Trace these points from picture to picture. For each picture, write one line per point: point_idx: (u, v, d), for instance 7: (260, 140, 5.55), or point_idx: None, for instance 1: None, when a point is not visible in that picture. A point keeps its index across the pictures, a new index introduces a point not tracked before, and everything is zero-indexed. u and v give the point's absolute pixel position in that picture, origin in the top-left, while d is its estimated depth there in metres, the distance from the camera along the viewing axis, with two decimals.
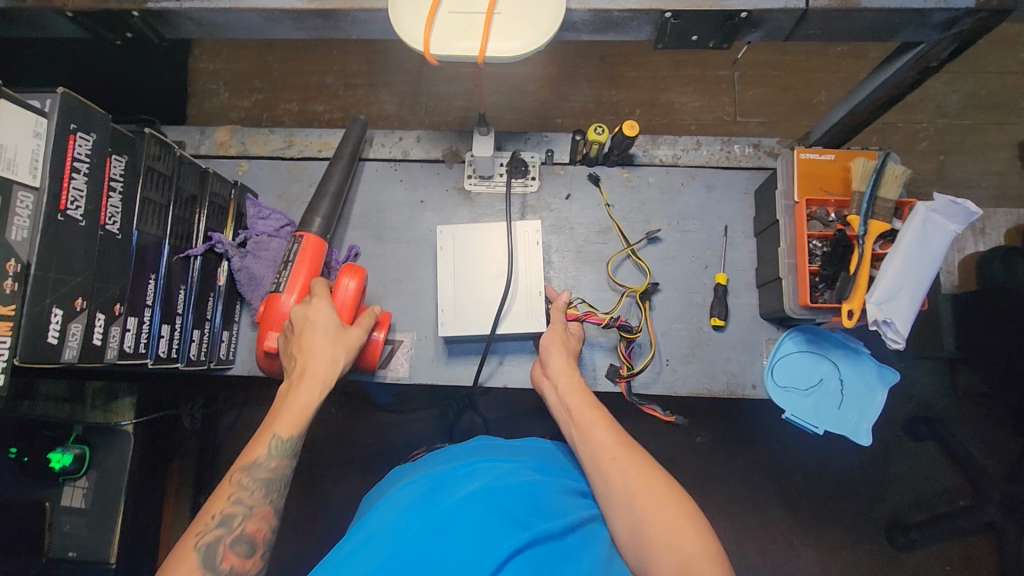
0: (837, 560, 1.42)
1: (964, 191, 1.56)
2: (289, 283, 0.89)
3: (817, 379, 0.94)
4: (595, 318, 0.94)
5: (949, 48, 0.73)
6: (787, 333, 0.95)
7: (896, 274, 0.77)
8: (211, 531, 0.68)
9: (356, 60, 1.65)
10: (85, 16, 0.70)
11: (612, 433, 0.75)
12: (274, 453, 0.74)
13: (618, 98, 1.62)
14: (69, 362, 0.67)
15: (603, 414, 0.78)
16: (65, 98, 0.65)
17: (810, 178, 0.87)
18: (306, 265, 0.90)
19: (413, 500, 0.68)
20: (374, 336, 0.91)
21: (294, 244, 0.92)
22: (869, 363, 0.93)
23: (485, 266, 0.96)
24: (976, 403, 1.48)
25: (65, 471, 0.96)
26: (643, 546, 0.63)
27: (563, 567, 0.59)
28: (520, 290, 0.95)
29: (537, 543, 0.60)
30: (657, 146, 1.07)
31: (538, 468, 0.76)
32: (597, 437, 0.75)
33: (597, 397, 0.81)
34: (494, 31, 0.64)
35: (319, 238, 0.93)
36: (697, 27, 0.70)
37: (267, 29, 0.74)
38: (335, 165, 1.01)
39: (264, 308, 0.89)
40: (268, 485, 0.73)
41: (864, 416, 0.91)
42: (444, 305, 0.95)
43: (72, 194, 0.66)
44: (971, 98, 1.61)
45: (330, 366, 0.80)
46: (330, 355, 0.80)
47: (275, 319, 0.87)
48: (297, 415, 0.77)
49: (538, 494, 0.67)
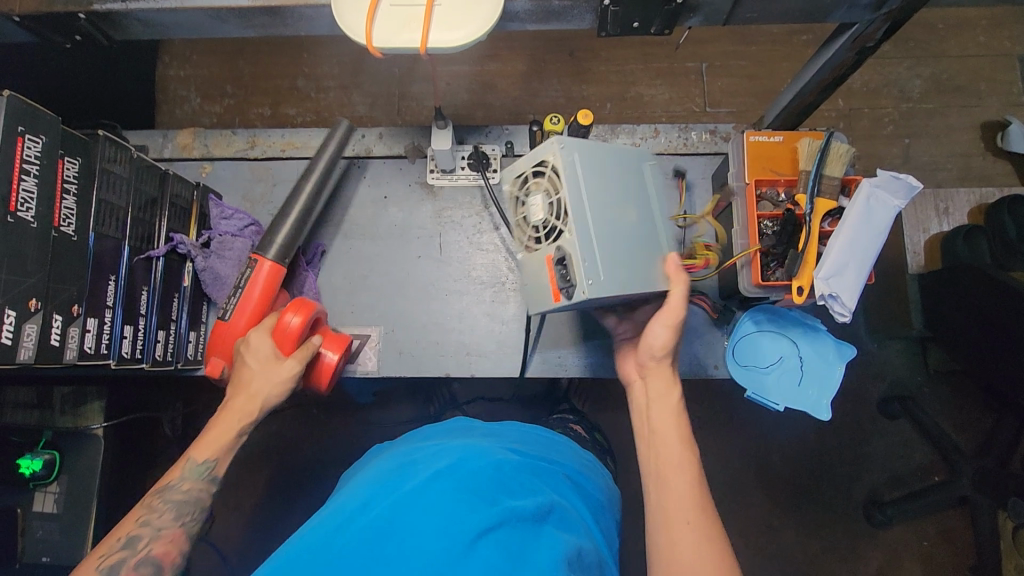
0: (816, 538, 1.45)
1: (929, 173, 1.60)
2: (236, 309, 0.90)
3: (776, 357, 0.96)
4: (698, 265, 0.95)
5: (884, 27, 0.76)
6: (746, 314, 0.97)
7: (842, 249, 0.79)
8: (115, 553, 0.69)
9: (326, 62, 1.66)
10: (31, 20, 0.71)
11: (690, 488, 0.71)
12: (187, 480, 0.77)
13: (588, 93, 1.64)
14: (24, 363, 0.68)
15: (690, 454, 0.75)
16: (11, 100, 0.65)
17: (759, 160, 0.89)
18: (259, 291, 0.91)
19: (382, 478, 0.67)
20: (330, 357, 0.90)
21: (247, 268, 0.91)
22: (827, 340, 0.95)
23: (601, 208, 0.76)
24: (949, 381, 1.50)
25: (35, 476, 0.96)
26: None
27: (533, 544, 0.57)
28: (595, 245, 0.73)
29: (505, 524, 0.58)
30: (616, 135, 1.09)
31: (514, 449, 0.74)
32: (675, 481, 0.72)
33: (690, 429, 0.77)
34: (435, 21, 0.66)
35: (276, 264, 0.92)
36: (638, 13, 0.72)
37: (215, 27, 0.75)
38: (305, 180, 0.96)
39: (214, 331, 0.92)
40: (177, 513, 0.74)
41: (824, 392, 0.93)
42: (590, 257, 0.72)
43: (22, 196, 0.67)
44: (933, 82, 1.64)
45: (257, 394, 0.82)
46: (262, 382, 0.83)
47: (224, 343, 0.90)
48: (218, 438, 0.80)
49: (509, 470, 0.67)
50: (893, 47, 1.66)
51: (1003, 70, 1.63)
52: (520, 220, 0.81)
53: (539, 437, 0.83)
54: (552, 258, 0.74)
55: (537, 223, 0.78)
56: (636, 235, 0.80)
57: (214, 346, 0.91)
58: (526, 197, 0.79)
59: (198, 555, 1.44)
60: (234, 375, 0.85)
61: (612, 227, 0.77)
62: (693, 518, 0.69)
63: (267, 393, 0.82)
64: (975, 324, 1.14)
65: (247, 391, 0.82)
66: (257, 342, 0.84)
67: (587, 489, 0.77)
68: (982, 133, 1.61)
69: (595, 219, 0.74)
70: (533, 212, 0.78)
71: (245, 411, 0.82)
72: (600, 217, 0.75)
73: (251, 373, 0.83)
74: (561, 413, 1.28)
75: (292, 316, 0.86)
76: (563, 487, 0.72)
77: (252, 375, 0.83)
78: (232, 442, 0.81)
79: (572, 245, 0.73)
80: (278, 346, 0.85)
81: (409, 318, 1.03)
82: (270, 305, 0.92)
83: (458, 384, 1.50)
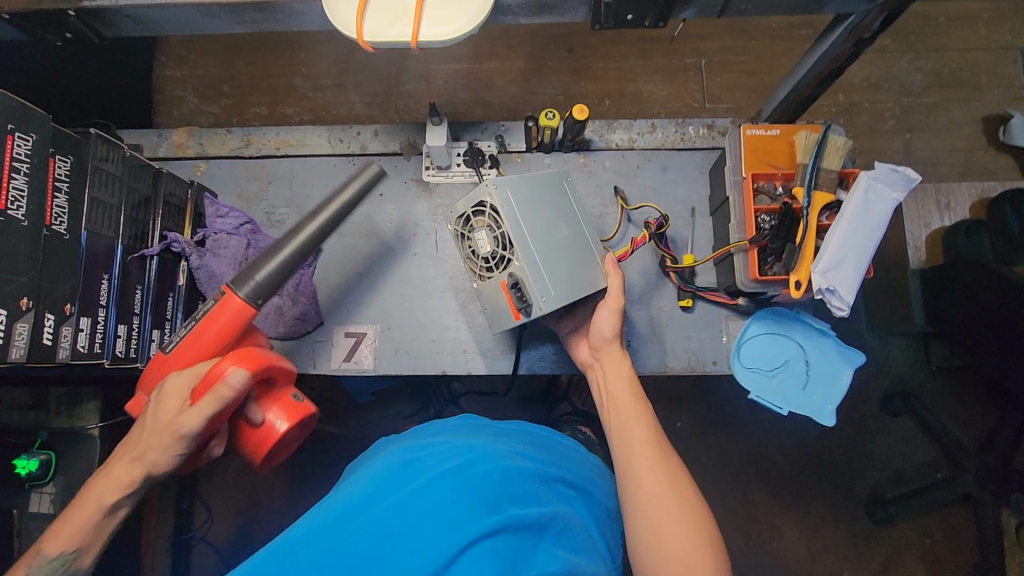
0: (818, 536, 1.44)
1: (930, 168, 1.59)
2: (180, 344, 0.81)
3: (782, 361, 0.96)
4: (641, 241, 0.98)
5: (880, 18, 0.75)
6: (753, 317, 0.97)
7: (840, 242, 0.79)
8: None
9: (323, 61, 1.65)
10: (21, 17, 0.71)
11: (648, 433, 0.81)
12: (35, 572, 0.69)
13: (586, 90, 1.63)
14: (16, 361, 0.67)
15: (644, 409, 0.84)
16: (0, 98, 0.65)
17: (756, 153, 0.88)
18: (217, 330, 0.80)
19: (384, 472, 0.66)
20: (277, 424, 0.79)
21: (212, 301, 0.81)
22: (833, 346, 0.96)
23: (543, 229, 0.86)
24: (951, 377, 1.49)
25: (31, 477, 0.97)
26: (653, 548, 0.69)
27: (527, 559, 0.57)
28: (540, 260, 0.84)
29: (501, 533, 0.57)
30: (613, 130, 1.08)
31: (524, 454, 0.73)
32: (632, 432, 0.81)
33: (642, 390, 0.87)
34: (426, 15, 0.65)
35: (245, 305, 0.80)
36: (632, 6, 0.71)
37: (205, 23, 0.75)
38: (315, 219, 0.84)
39: (154, 359, 0.84)
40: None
41: (829, 397, 0.94)
42: (538, 273, 0.83)
43: (12, 194, 0.66)
44: (934, 76, 1.62)
45: (143, 456, 0.72)
46: (146, 450, 0.72)
47: (155, 377, 0.82)
48: (94, 498, 0.72)
49: (515, 476, 0.66)
50: (893, 42, 1.64)
51: (1005, 63, 1.62)
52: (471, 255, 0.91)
53: (547, 440, 0.83)
54: (506, 284, 0.85)
55: (485, 255, 0.88)
56: (575, 247, 0.90)
57: (147, 376, 0.83)
58: (471, 232, 0.89)
59: (198, 556, 1.44)
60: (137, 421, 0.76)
61: (552, 245, 0.86)
62: (652, 454, 0.78)
63: (154, 456, 0.72)
64: (976, 320, 1.13)
65: (128, 461, 0.73)
66: (167, 388, 0.74)
67: (591, 496, 0.76)
68: (984, 127, 1.60)
69: (537, 241, 0.85)
70: (482, 246, 0.87)
71: (130, 469, 0.73)
72: (539, 238, 0.85)
73: (141, 438, 0.73)
74: (570, 415, 1.29)
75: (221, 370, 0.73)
76: (565, 495, 0.71)
77: (141, 441, 0.73)
78: (93, 525, 0.72)
79: (522, 271, 0.83)
80: (189, 401, 0.73)
81: (406, 314, 1.03)
82: (222, 351, 0.81)
83: (458, 384, 1.49)
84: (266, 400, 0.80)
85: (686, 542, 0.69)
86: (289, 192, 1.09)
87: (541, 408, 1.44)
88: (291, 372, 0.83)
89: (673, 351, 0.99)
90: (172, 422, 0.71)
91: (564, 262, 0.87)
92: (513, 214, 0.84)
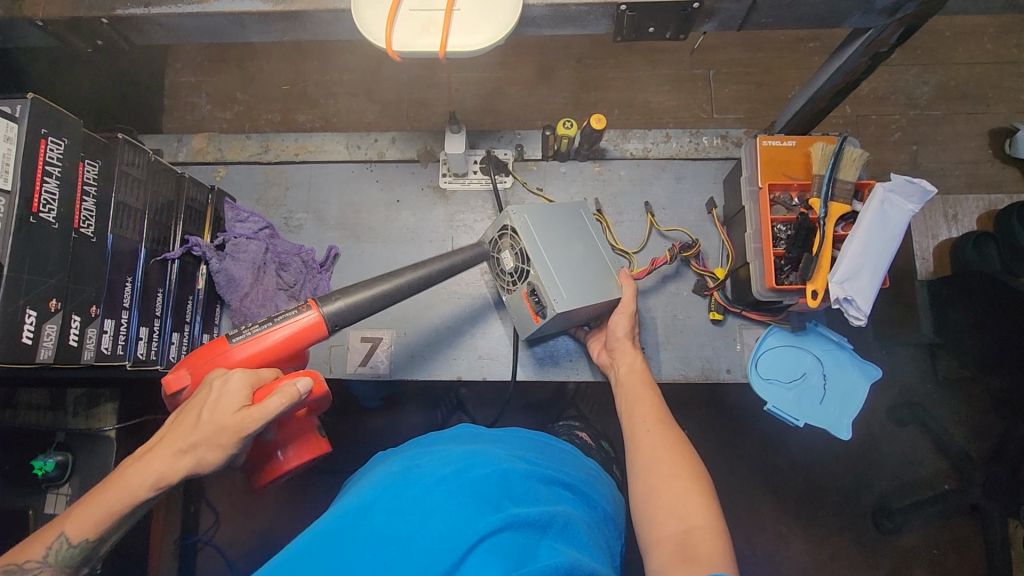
0: (826, 546, 1.43)
1: (937, 180, 1.60)
2: (251, 340, 0.78)
3: (799, 373, 0.97)
4: (661, 261, 0.99)
5: (896, 33, 0.77)
6: (770, 329, 0.99)
7: (857, 252, 0.80)
8: None
9: (336, 69, 1.67)
10: (55, 24, 0.73)
11: (654, 410, 0.85)
12: (56, 557, 0.64)
13: (596, 99, 1.64)
14: (44, 362, 0.68)
15: (651, 393, 0.88)
16: (36, 103, 0.66)
17: (771, 164, 0.90)
18: (280, 339, 0.79)
19: (388, 478, 0.66)
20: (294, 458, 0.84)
21: (295, 309, 0.81)
22: (851, 359, 0.97)
23: (560, 241, 0.89)
24: (958, 388, 1.49)
25: (47, 478, 0.97)
26: (652, 504, 0.72)
27: (534, 551, 0.57)
28: (555, 267, 0.86)
29: (503, 532, 0.58)
30: (627, 140, 1.09)
31: (524, 458, 0.74)
32: (640, 410, 0.86)
33: (653, 378, 0.90)
34: (454, 26, 0.66)
35: (320, 322, 0.80)
36: (653, 18, 0.72)
37: (234, 33, 0.76)
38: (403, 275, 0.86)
39: (213, 343, 0.79)
40: (60, 569, 0.64)
41: (844, 410, 0.95)
42: (556, 280, 0.85)
43: (45, 197, 0.67)
44: (941, 90, 1.64)
45: (192, 449, 0.64)
46: (197, 439, 0.64)
47: (208, 364, 0.77)
48: (123, 492, 0.64)
49: (515, 477, 0.67)
50: (900, 56, 1.67)
51: (1011, 78, 1.63)
52: (498, 269, 0.95)
53: (545, 444, 0.83)
54: (527, 292, 0.89)
55: (510, 270, 0.92)
56: (589, 255, 0.91)
57: (197, 360, 0.78)
58: (499, 253, 0.94)
59: (203, 559, 1.44)
60: (180, 409, 0.68)
61: (566, 259, 0.88)
62: (655, 427, 0.82)
63: (203, 452, 0.64)
64: (986, 330, 1.14)
65: (175, 448, 0.64)
66: (228, 381, 0.68)
67: (590, 498, 0.76)
68: (990, 140, 1.61)
69: (551, 253, 0.87)
70: (506, 262, 0.92)
71: (169, 466, 0.64)
72: (554, 251, 0.87)
73: (197, 424, 0.65)
74: (567, 421, 1.28)
75: (294, 380, 0.70)
76: (565, 496, 0.71)
77: (197, 427, 0.65)
78: (116, 514, 0.64)
79: (536, 276, 0.85)
80: (250, 399, 0.68)
81: (421, 322, 1.04)
82: (275, 360, 0.80)
83: (466, 390, 1.50)
84: (297, 432, 0.85)
85: (685, 495, 0.71)
86: (307, 198, 1.10)
87: (550, 414, 1.44)
88: (322, 412, 0.89)
89: (686, 360, 1.00)
90: (233, 418, 0.64)
91: (578, 268, 0.88)
92: (531, 236, 0.87)
